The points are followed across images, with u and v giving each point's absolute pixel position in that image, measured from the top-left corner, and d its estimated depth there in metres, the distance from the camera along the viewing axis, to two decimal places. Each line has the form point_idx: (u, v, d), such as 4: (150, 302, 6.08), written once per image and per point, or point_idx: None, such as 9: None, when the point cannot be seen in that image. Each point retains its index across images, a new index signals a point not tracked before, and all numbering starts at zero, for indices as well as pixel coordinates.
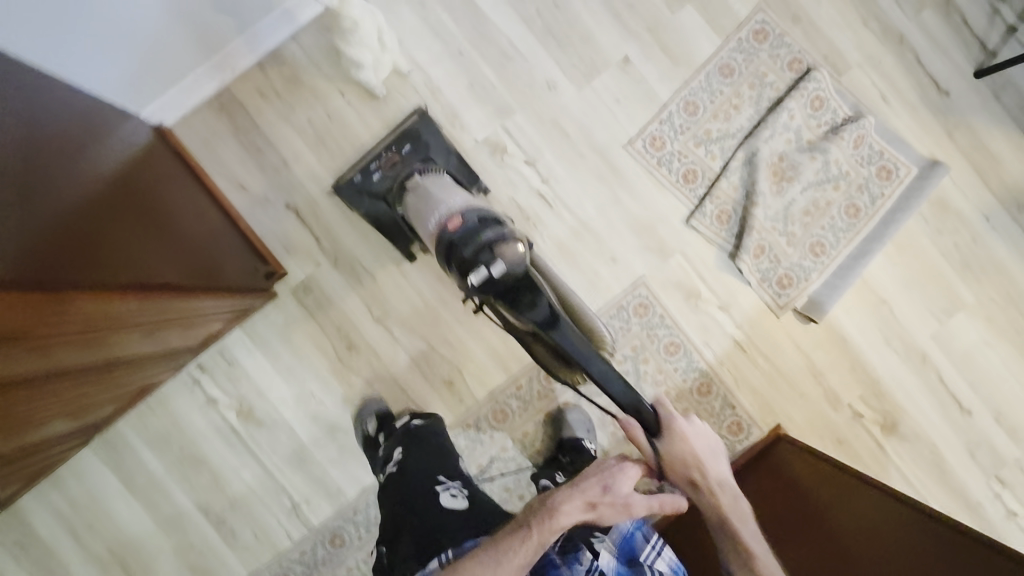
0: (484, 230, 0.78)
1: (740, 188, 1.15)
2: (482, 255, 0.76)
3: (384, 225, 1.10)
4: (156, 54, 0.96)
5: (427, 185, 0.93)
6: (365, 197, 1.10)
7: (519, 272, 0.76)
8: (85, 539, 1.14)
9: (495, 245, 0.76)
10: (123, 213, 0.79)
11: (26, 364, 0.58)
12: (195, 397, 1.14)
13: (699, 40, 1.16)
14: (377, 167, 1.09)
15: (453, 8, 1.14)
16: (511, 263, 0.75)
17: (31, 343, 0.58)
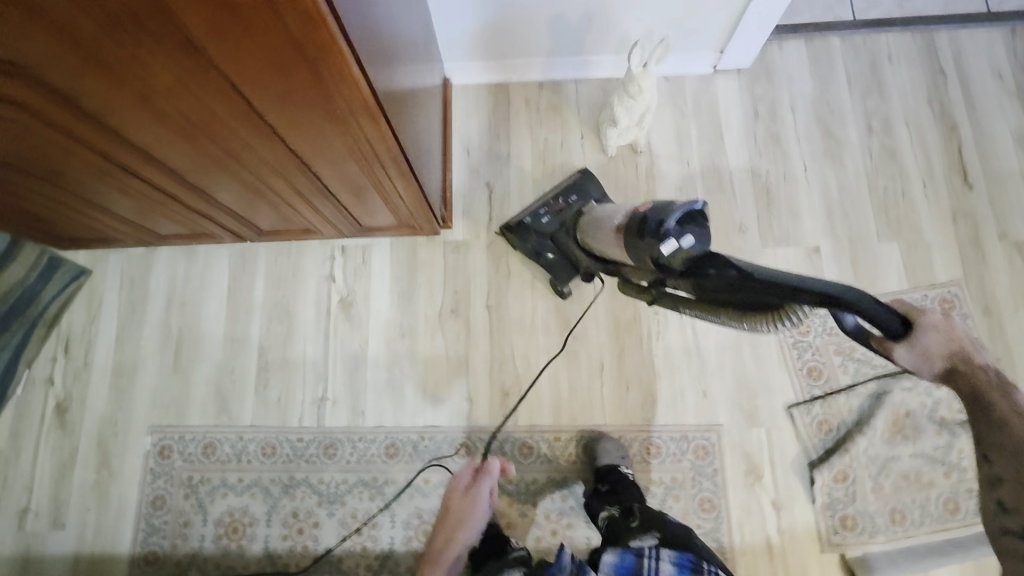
0: (678, 208, 0.74)
1: (854, 413, 1.15)
2: (669, 227, 0.72)
3: (548, 258, 1.21)
4: (482, 32, 1.25)
5: (605, 210, 1.06)
6: (534, 237, 1.22)
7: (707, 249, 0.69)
8: (169, 311, 1.29)
9: (686, 227, 0.73)
10: (404, 109, 0.91)
11: (264, 93, 0.68)
12: (322, 266, 1.30)
13: (888, 274, 1.23)
14: (546, 209, 1.23)
15: (703, 132, 1.33)
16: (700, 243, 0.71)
17: (287, 93, 0.68)
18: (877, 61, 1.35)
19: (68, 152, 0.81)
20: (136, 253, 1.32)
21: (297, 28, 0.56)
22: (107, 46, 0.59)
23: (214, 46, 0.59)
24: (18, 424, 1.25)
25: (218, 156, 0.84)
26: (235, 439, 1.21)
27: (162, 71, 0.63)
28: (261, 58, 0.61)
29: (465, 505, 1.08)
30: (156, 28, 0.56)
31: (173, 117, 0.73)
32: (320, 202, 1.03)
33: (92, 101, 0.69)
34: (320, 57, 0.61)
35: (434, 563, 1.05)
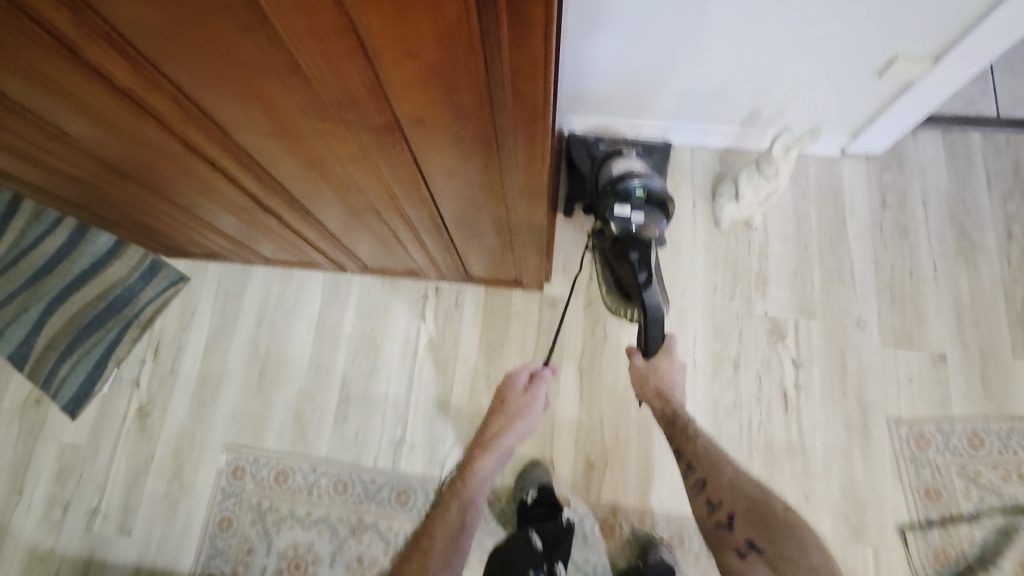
0: (654, 190, 0.94)
1: (976, 546, 1.04)
2: (636, 201, 0.93)
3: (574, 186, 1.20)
4: (609, 92, 1.22)
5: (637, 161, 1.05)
6: (582, 151, 1.17)
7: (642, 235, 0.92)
8: (260, 329, 1.29)
9: (649, 207, 0.93)
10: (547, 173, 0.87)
11: (440, 165, 0.65)
12: (414, 304, 1.28)
13: (1023, 395, 1.12)
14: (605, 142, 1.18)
15: (825, 216, 1.27)
16: (646, 224, 0.92)
17: (463, 166, 0.65)
18: (1021, 163, 1.27)
19: (218, 192, 0.80)
20: (235, 267, 1.33)
21: (511, 118, 0.54)
22: (310, 117, 0.57)
23: (418, 125, 0.56)
24: (100, 421, 1.26)
25: (361, 210, 0.82)
26: (308, 470, 1.19)
27: (351, 141, 0.61)
28: (459, 139, 0.58)
29: (522, 403, 1.07)
30: (369, 109, 0.54)
31: (337, 177, 0.71)
32: (440, 252, 1.00)
33: (267, 158, 0.67)
34: (516, 143, 0.58)
35: (488, 449, 1.01)
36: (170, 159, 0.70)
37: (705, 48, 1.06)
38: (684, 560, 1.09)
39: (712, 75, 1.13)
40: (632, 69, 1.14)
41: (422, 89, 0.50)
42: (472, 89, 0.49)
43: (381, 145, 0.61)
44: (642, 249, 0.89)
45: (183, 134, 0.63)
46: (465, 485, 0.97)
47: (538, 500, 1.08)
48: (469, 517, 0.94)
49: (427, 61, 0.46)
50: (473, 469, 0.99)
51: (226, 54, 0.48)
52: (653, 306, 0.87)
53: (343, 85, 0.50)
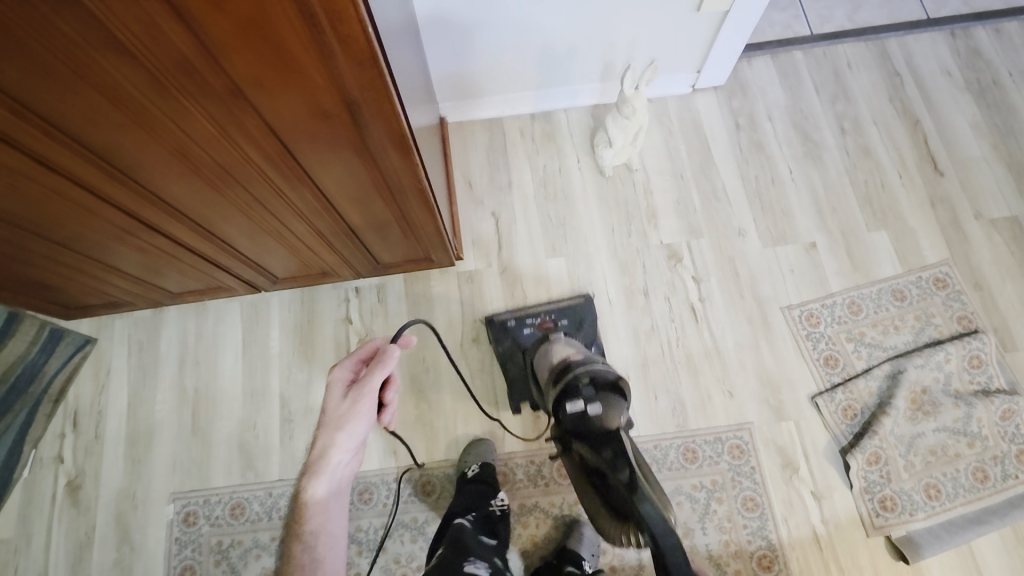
0: (601, 374, 0.95)
1: (875, 396, 1.19)
2: (585, 389, 0.93)
3: (513, 372, 1.22)
4: (475, 72, 1.31)
5: (574, 346, 1.11)
6: (508, 340, 1.24)
7: (609, 428, 0.90)
8: (183, 371, 1.26)
9: (601, 393, 0.93)
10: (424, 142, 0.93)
11: (301, 135, 0.69)
12: (337, 309, 1.29)
13: (882, 261, 1.30)
14: (531, 324, 1.25)
15: (692, 146, 1.41)
16: (606, 413, 0.90)
17: (323, 133, 0.69)
18: (838, 69, 1.47)
19: (93, 211, 0.81)
20: (143, 315, 1.30)
21: (349, 67, 0.58)
22: (153, 98, 0.59)
23: (262, 91, 0.60)
24: (26, 508, 1.18)
25: (244, 202, 0.85)
26: (264, 495, 1.18)
27: (203, 120, 0.64)
28: (307, 101, 0.63)
29: (342, 408, 0.82)
30: (208, 78, 0.57)
31: (205, 167, 0.73)
32: (342, 242, 1.03)
33: (128, 157, 0.69)
34: (362, 93, 0.63)
35: (317, 472, 0.80)
36: (28, 181, 0.70)
37: (546, 14, 1.17)
38: None
39: (561, 38, 1.24)
40: (489, 45, 1.23)
41: (250, 47, 0.54)
42: (298, 42, 0.54)
43: (235, 119, 0.64)
44: (612, 443, 0.88)
45: (31, 146, 0.64)
46: (303, 522, 0.80)
47: (477, 474, 1.13)
48: (321, 559, 0.78)
49: (242, 16, 0.50)
50: (305, 501, 0.80)
51: (41, 39, 0.50)
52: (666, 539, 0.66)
53: (172, 54, 0.53)
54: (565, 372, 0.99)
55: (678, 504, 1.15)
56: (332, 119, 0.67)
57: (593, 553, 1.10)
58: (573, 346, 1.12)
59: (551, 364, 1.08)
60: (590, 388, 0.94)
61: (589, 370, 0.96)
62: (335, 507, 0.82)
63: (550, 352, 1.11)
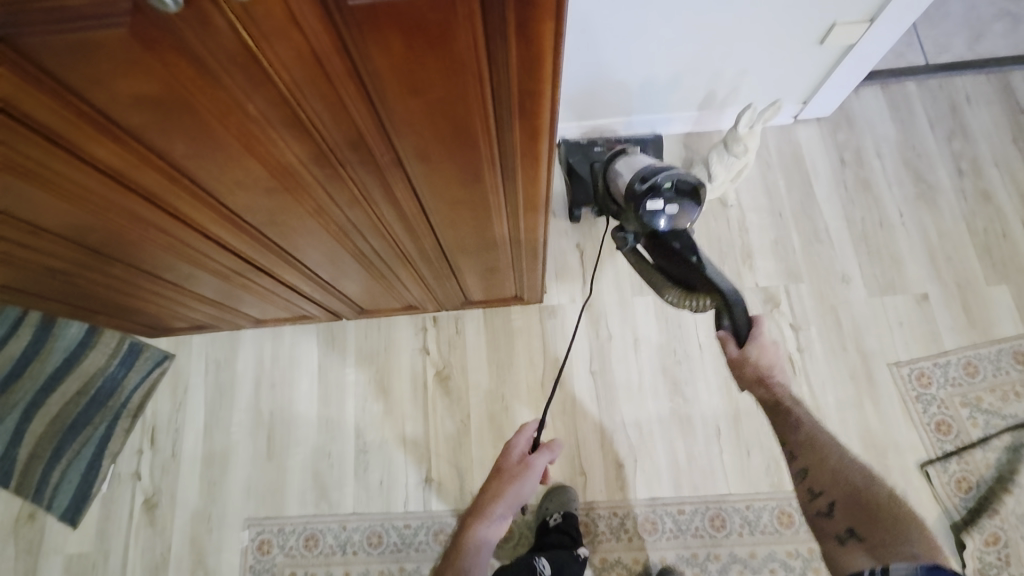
0: (683, 179, 0.81)
1: (993, 468, 1.09)
2: (667, 191, 0.80)
3: (578, 189, 1.21)
4: (568, 98, 1.25)
5: (643, 158, 1.00)
6: (579, 155, 1.19)
7: (680, 228, 0.81)
8: (259, 394, 1.25)
9: (681, 196, 0.81)
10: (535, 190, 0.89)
11: (442, 196, 0.65)
12: (415, 339, 1.26)
13: (1002, 318, 1.20)
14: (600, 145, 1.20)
15: (792, 182, 1.32)
16: (682, 215, 0.80)
17: (465, 195, 0.65)
18: (956, 103, 1.36)
19: (207, 255, 0.78)
20: (221, 334, 1.28)
21: (520, 139, 0.54)
22: (310, 167, 0.55)
23: (423, 161, 0.56)
24: (104, 524, 1.18)
25: (358, 250, 0.81)
26: (338, 528, 1.15)
27: (352, 185, 0.60)
28: (463, 168, 0.58)
29: (516, 466, 0.91)
30: (373, 150, 0.53)
31: (335, 222, 0.70)
32: (438, 282, 1.00)
33: (263, 214, 0.66)
34: (522, 162, 0.58)
35: (482, 517, 0.87)
36: (158, 232, 0.68)
37: (654, 44, 1.10)
38: (728, 540, 1.10)
39: (664, 68, 1.17)
40: (588, 73, 1.17)
41: (429, 121, 0.49)
42: (479, 119, 0.50)
43: (384, 186, 0.60)
44: (681, 236, 0.81)
45: (173, 205, 0.61)
46: (460, 556, 0.84)
47: (560, 523, 1.07)
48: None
49: (433, 95, 0.46)
50: (466, 539, 0.86)
51: (219, 115, 0.46)
52: (724, 283, 0.74)
53: (346, 129, 0.49)
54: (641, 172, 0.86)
55: (772, 571, 1.08)
56: (480, 184, 0.62)
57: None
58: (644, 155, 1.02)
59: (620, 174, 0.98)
60: (669, 192, 0.80)
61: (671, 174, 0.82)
62: (485, 557, 0.86)
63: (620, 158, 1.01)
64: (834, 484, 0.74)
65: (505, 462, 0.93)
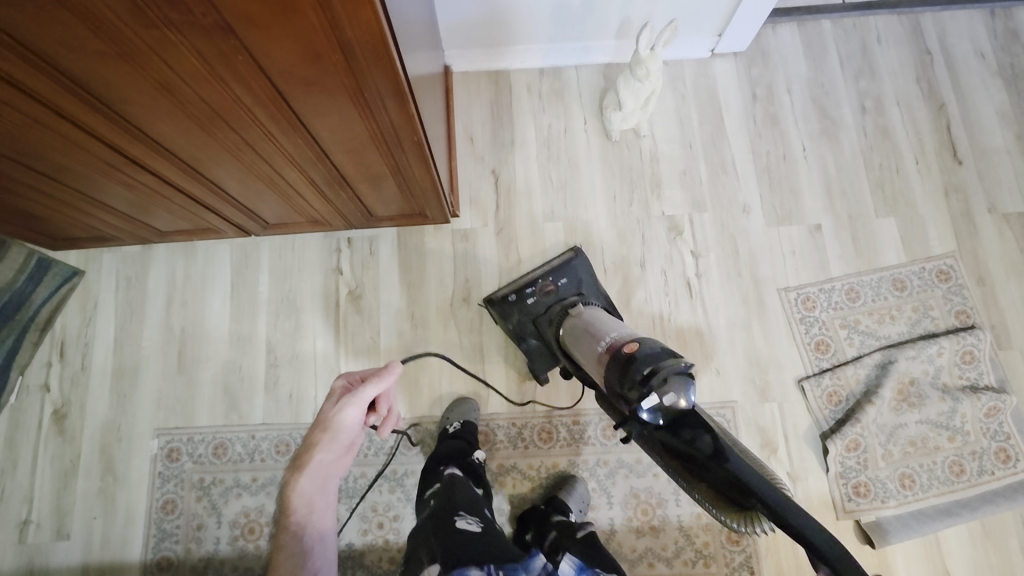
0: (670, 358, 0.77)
1: (862, 383, 1.18)
2: (654, 378, 0.74)
3: (530, 346, 1.14)
4: (484, 20, 1.24)
5: (623, 323, 0.95)
6: (518, 314, 1.16)
7: (685, 410, 0.73)
8: (171, 311, 1.25)
9: (671, 375, 0.74)
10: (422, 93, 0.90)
11: (294, 80, 0.67)
12: (328, 259, 1.27)
13: (887, 249, 1.27)
14: (534, 291, 1.17)
15: (705, 114, 1.35)
16: (680, 398, 0.72)
17: (317, 79, 0.67)
18: (867, 42, 1.39)
19: (79, 145, 0.79)
20: (132, 251, 1.28)
21: (343, 10, 0.55)
22: (136, 28, 0.56)
23: (254, 32, 0.57)
24: (13, 433, 1.19)
25: (234, 145, 0.82)
26: (247, 437, 1.19)
27: (192, 57, 0.61)
28: (299, 44, 0.60)
29: (331, 412, 0.91)
30: (193, 10, 0.54)
31: (195, 107, 0.71)
32: (335, 193, 1.02)
33: (112, 89, 0.67)
34: (358, 39, 0.60)
35: (301, 470, 0.90)
36: (10, 109, 0.68)
37: None
38: (616, 448, 1.17)
39: None
40: None
41: None
42: None
43: (224, 58, 0.62)
44: (693, 424, 0.71)
45: (14, 73, 0.62)
46: (290, 514, 0.89)
47: (458, 430, 1.12)
48: (312, 549, 0.87)
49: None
50: (288, 493, 0.90)
51: None
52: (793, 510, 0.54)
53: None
54: (621, 351, 0.82)
55: (655, 475, 1.16)
56: (327, 66, 0.64)
57: (581, 509, 1.11)
58: (595, 312, 1.02)
59: (592, 339, 0.93)
60: (659, 373, 0.74)
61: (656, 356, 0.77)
62: (321, 502, 0.92)
63: (591, 329, 0.96)
64: None
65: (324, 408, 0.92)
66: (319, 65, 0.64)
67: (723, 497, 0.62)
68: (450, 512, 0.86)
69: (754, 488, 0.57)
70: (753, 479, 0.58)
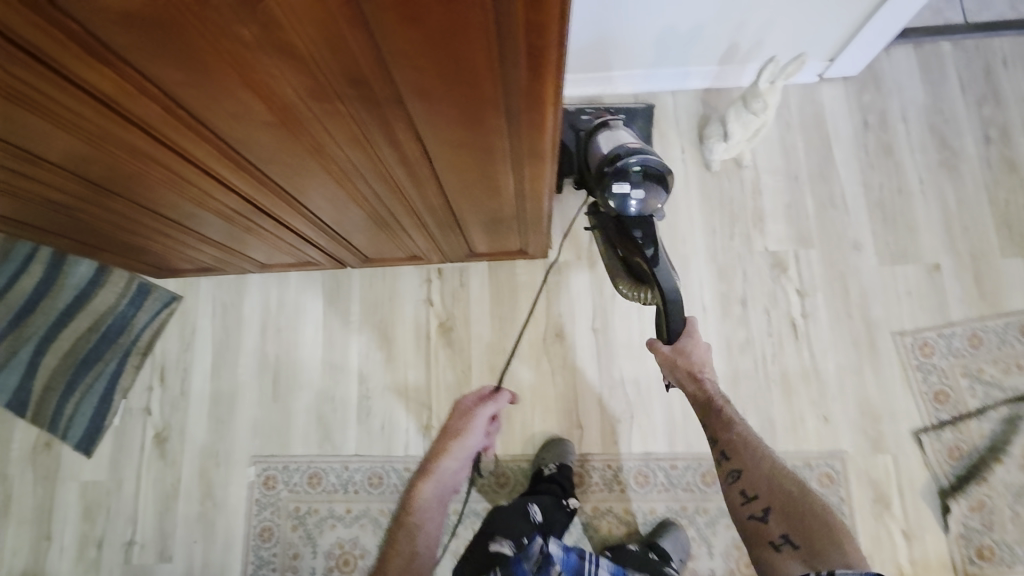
0: (651, 159, 0.82)
1: (987, 438, 1.10)
2: (634, 177, 0.81)
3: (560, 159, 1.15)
4: (585, 49, 1.20)
5: (626, 134, 0.97)
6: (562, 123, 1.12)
7: (646, 213, 0.84)
8: (265, 338, 1.27)
9: (648, 182, 0.82)
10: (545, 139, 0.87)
11: (445, 142, 0.64)
12: (419, 290, 1.26)
13: (1014, 291, 1.18)
14: (586, 114, 1.13)
15: (811, 143, 1.28)
16: (646, 204, 0.83)
17: (468, 140, 0.64)
18: (991, 65, 1.29)
19: (212, 196, 0.78)
20: (228, 278, 1.29)
21: (525, 82, 0.52)
22: (307, 100, 0.54)
23: (424, 101, 0.55)
24: (118, 455, 1.23)
25: (362, 195, 0.80)
26: (340, 468, 1.19)
27: (352, 123, 0.59)
28: (463, 112, 0.57)
29: (462, 421, 1.04)
30: (371, 85, 0.52)
31: (337, 164, 0.69)
32: (443, 233, 0.99)
33: (263, 151, 0.65)
34: (527, 105, 0.56)
35: (428, 476, 0.99)
36: (157, 166, 0.67)
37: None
38: (717, 496, 1.13)
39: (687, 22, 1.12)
40: (608, 25, 1.12)
41: (428, 59, 0.48)
42: (480, 59, 0.48)
43: (384, 124, 0.59)
44: (643, 229, 0.85)
45: (174, 140, 0.61)
46: (409, 513, 0.95)
47: (555, 473, 1.10)
48: (422, 547, 0.93)
49: (430, 25, 0.44)
50: (414, 498, 0.97)
51: (215, 44, 0.45)
52: (667, 284, 0.83)
53: (341, 59, 0.48)
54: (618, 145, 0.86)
55: None
56: (484, 130, 0.61)
57: (682, 559, 1.07)
58: (623, 127, 0.99)
59: (599, 145, 0.96)
60: (636, 176, 0.82)
61: (641, 157, 0.82)
62: (436, 513, 0.97)
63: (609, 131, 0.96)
64: (774, 495, 0.81)
65: (453, 418, 1.05)
66: (477, 129, 0.61)
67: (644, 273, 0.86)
68: (487, 540, 0.93)
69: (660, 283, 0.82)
70: (659, 269, 0.83)
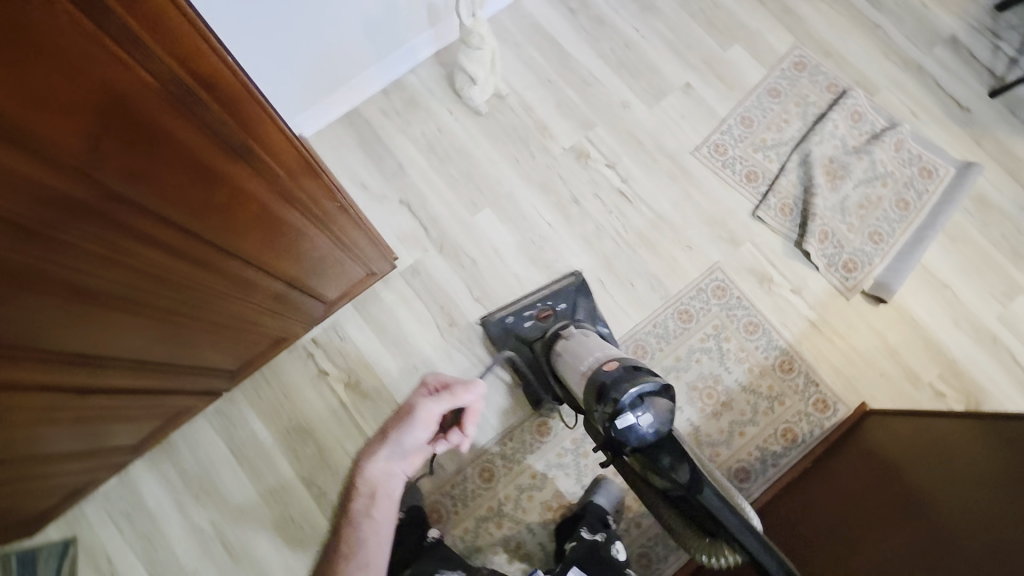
0: (648, 379, 0.85)
1: (799, 185, 1.30)
2: (631, 402, 0.83)
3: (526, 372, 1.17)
4: (308, 75, 1.22)
5: (589, 343, 1.02)
6: (513, 339, 1.19)
7: (661, 433, 0.82)
8: (188, 512, 1.15)
9: (647, 399, 0.83)
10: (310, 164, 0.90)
11: (203, 208, 0.65)
12: (306, 370, 1.21)
13: (748, 70, 1.39)
14: (530, 314, 1.20)
15: (543, 48, 1.40)
16: (656, 419, 0.82)
17: (223, 194, 0.65)
18: None
19: (25, 415, 0.72)
20: (111, 486, 1.15)
21: (206, 97, 0.55)
22: (33, 252, 0.53)
23: (143, 178, 0.56)
24: None
25: (175, 314, 0.78)
26: None
27: (99, 246, 0.58)
28: (189, 166, 0.59)
29: (410, 404, 0.80)
30: (82, 196, 0.52)
31: (122, 297, 0.67)
32: (285, 303, 0.99)
33: (36, 330, 0.62)
34: (234, 122, 0.59)
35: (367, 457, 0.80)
36: None
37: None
38: (654, 361, 1.22)
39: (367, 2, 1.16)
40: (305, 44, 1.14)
41: (105, 132, 0.50)
42: (153, 101, 0.51)
43: (128, 227, 0.59)
44: (666, 447, 0.81)
45: None
46: (351, 501, 0.79)
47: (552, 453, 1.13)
48: (366, 539, 0.76)
49: (76, 96, 0.46)
50: (354, 484, 0.80)
51: None
52: (745, 534, 0.67)
53: (27, 186, 0.47)
54: (604, 371, 0.89)
55: (698, 361, 1.22)
56: (225, 174, 0.63)
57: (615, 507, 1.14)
58: (587, 342, 1.02)
59: (574, 367, 0.98)
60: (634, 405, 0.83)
61: (629, 380, 0.85)
62: (386, 502, 0.79)
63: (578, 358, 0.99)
64: None
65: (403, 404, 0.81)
66: (218, 176, 0.63)
67: (696, 509, 0.74)
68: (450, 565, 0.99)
69: (724, 517, 0.69)
70: (717, 507, 0.70)
